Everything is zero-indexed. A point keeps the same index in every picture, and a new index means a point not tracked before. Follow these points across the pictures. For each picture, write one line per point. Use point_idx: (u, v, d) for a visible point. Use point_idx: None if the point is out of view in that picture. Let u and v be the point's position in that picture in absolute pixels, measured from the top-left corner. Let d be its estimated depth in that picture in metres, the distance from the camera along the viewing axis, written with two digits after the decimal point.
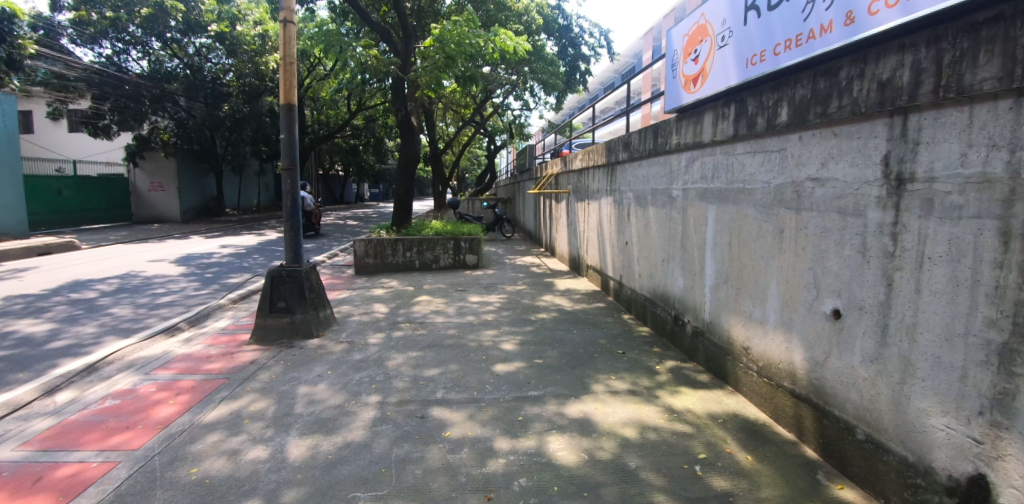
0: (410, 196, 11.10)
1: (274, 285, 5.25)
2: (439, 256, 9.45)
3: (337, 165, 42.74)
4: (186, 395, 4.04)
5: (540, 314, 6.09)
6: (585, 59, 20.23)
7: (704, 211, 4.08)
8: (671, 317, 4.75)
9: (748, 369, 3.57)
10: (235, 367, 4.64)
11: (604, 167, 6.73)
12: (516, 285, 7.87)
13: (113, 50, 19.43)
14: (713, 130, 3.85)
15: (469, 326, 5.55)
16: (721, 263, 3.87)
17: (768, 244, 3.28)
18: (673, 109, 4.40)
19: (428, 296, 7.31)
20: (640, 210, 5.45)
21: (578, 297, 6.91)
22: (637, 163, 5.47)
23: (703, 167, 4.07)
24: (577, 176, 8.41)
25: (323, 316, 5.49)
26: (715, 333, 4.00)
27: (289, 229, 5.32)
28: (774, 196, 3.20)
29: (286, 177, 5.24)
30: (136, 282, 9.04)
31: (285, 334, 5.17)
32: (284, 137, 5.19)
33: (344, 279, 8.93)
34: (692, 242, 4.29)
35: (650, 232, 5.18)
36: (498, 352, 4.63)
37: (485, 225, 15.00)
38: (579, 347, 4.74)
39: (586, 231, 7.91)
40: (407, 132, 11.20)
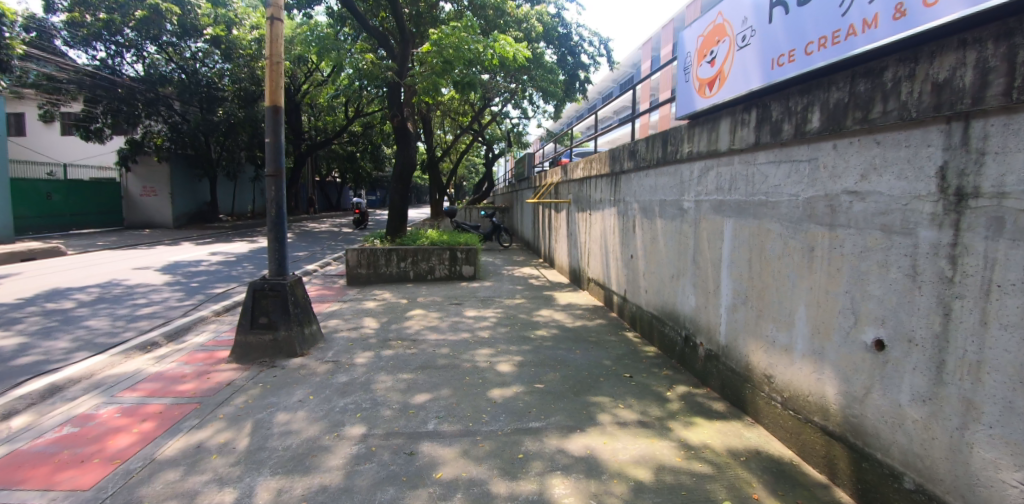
0: (405, 204, 10.77)
1: (256, 300, 4.89)
2: (434, 267, 9.11)
3: (334, 172, 42.43)
4: (151, 423, 3.71)
5: (540, 330, 5.74)
6: (584, 68, 20.01)
7: (719, 225, 3.77)
8: (681, 338, 4.43)
9: (770, 399, 3.24)
10: (209, 390, 4.28)
11: (608, 176, 6.42)
12: (514, 298, 7.53)
13: (107, 53, 19.14)
14: (730, 137, 3.55)
15: (464, 345, 5.21)
16: (738, 281, 3.55)
17: (794, 263, 2.97)
18: (685, 115, 4.11)
19: (422, 309, 6.95)
20: (647, 222, 5.14)
21: (580, 312, 6.57)
22: (644, 172, 5.17)
23: (718, 177, 3.77)
24: (578, 185, 8.09)
25: (309, 333, 5.13)
26: (731, 358, 3.68)
27: (273, 239, 4.98)
28: (803, 211, 2.89)
29: (271, 182, 4.93)
30: (118, 292, 8.65)
31: (266, 352, 4.82)
32: (270, 141, 4.87)
33: (335, 290, 8.56)
34: (704, 258, 3.98)
35: (657, 246, 4.88)
36: (495, 374, 4.28)
37: (482, 235, 14.68)
38: (582, 369, 4.39)
39: (588, 243, 7.59)
40: (403, 138, 10.85)
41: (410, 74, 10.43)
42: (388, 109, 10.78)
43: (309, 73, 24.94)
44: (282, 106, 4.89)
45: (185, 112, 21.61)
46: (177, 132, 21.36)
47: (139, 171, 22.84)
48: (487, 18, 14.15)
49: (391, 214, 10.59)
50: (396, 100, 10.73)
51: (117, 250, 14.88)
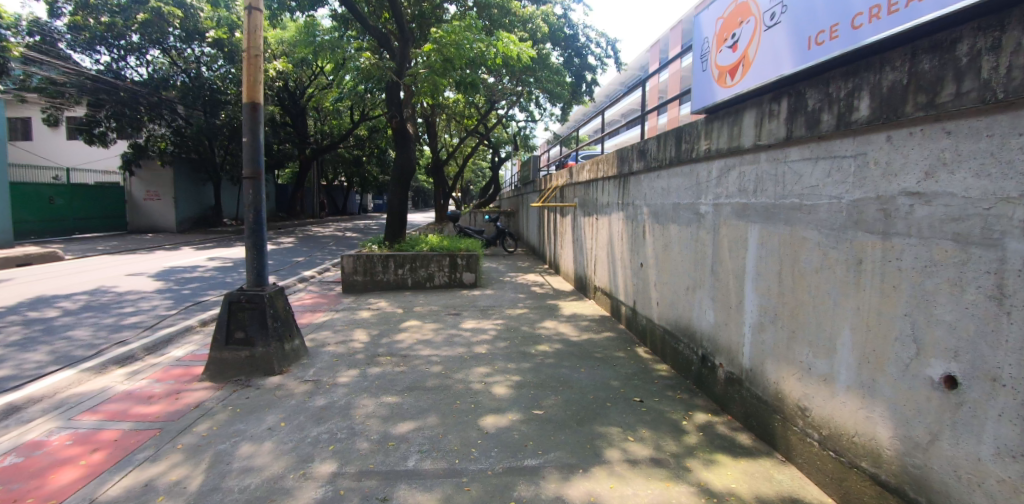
0: (405, 208, 10.34)
1: (231, 313, 4.48)
2: (434, 274, 8.69)
3: (341, 177, 42.35)
4: (102, 454, 3.31)
5: (542, 345, 5.30)
6: (591, 69, 19.57)
7: (742, 232, 3.31)
8: (697, 356, 4.00)
9: (804, 436, 2.79)
10: (174, 413, 3.88)
11: (615, 178, 5.99)
12: (516, 308, 7.08)
13: (112, 57, 19.07)
14: (755, 132, 3.11)
15: (459, 362, 4.77)
16: (765, 296, 3.10)
17: (837, 279, 2.52)
18: (703, 109, 3.67)
19: (418, 320, 6.52)
20: (658, 228, 4.70)
21: (585, 324, 6.12)
22: (656, 173, 4.72)
23: (740, 177, 3.33)
24: (585, 189, 7.63)
25: (291, 349, 4.70)
26: (757, 384, 3.23)
27: (252, 247, 4.57)
28: (849, 216, 2.44)
29: (249, 184, 4.51)
30: (107, 300, 8.03)
31: (242, 370, 4.41)
32: (247, 140, 4.46)
33: (329, 298, 8.16)
34: (725, 269, 3.53)
35: (670, 254, 4.44)
36: (489, 398, 3.85)
37: (486, 240, 14.29)
38: (587, 392, 3.94)
39: (594, 250, 7.16)
40: (402, 139, 10.37)
41: (410, 73, 10.00)
42: (387, 110, 10.35)
43: (314, 77, 24.67)
44: (261, 102, 4.50)
45: (190, 116, 21.40)
46: (181, 136, 21.19)
47: (144, 175, 22.73)
48: (492, 17, 13.74)
49: (389, 219, 10.17)
50: (396, 100, 10.30)
51: (116, 254, 14.61)
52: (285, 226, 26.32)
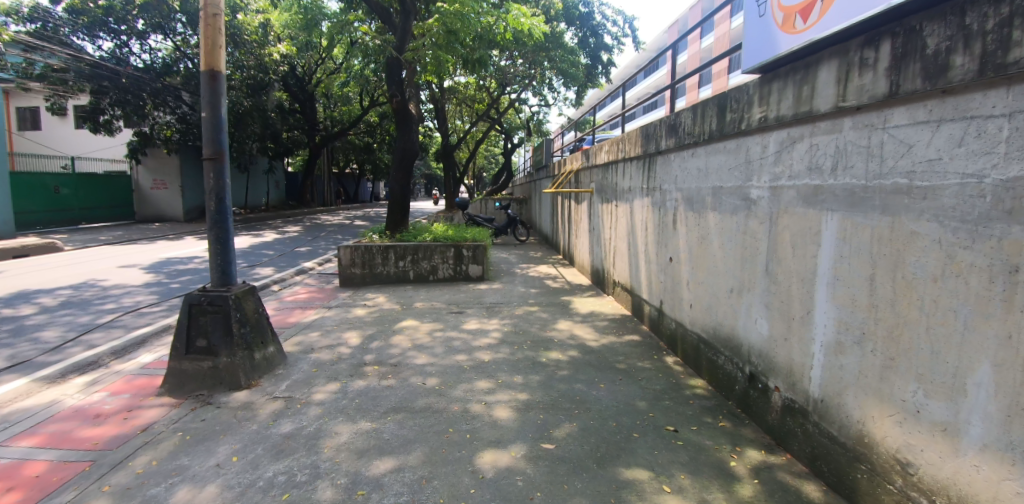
0: (408, 195, 9.58)
1: (191, 317, 3.83)
2: (437, 266, 7.99)
3: (353, 166, 41.90)
4: (11, 496, 2.70)
5: (553, 352, 4.57)
6: (607, 50, 18.62)
7: (813, 223, 2.58)
8: (743, 373, 3.31)
9: (905, 499, 2.09)
10: (117, 440, 3.27)
11: (638, 159, 5.23)
12: (525, 306, 6.34)
13: (115, 43, 18.61)
14: (838, 90, 2.36)
15: (456, 374, 4.05)
16: (846, 307, 2.37)
17: (970, 292, 1.79)
18: (758, 66, 2.91)
19: (415, 319, 5.82)
20: (692, 216, 3.96)
21: (603, 325, 5.39)
22: (690, 150, 3.97)
23: (811, 151, 2.59)
24: (603, 172, 6.86)
25: (263, 358, 4.03)
26: (831, 421, 2.51)
27: (214, 240, 3.89)
28: (993, 202, 1.70)
29: (209, 167, 3.80)
30: (89, 295, 7.41)
31: (204, 384, 3.77)
32: (206, 116, 3.76)
33: (326, 292, 7.54)
34: (784, 271, 2.81)
35: (708, 249, 3.70)
36: (489, 425, 3.17)
37: (497, 229, 13.60)
38: (608, 417, 3.25)
39: (613, 240, 6.43)
40: (404, 120, 9.52)
41: (411, 47, 9.10)
42: (387, 89, 9.48)
43: (322, 61, 23.92)
44: (222, 70, 3.79)
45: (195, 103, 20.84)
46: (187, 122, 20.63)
47: (150, 163, 22.34)
48: None
49: (391, 207, 9.44)
50: (397, 78, 9.43)
51: (117, 245, 14.20)
52: (293, 214, 25.84)
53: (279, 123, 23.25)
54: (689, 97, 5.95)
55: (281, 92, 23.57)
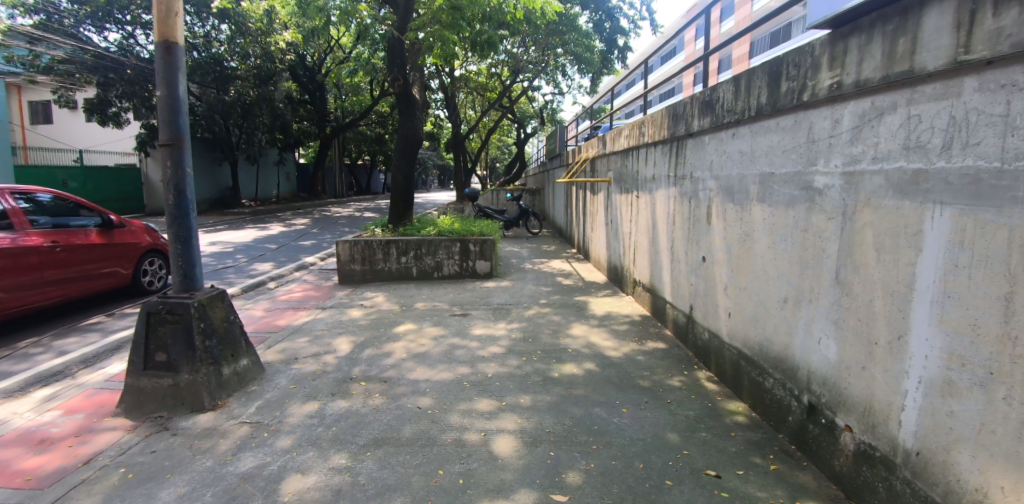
0: (411, 186, 9.01)
1: (150, 327, 3.32)
2: (442, 262, 7.42)
3: (364, 157, 41.50)
4: None
5: (567, 365, 3.92)
6: (624, 34, 17.73)
7: (912, 221, 1.97)
8: (799, 403, 2.72)
9: None
10: (54, 476, 2.65)
11: (664, 142, 4.58)
12: (536, 306, 5.69)
13: (121, 34, 18.22)
14: (956, 38, 1.74)
15: (453, 392, 3.43)
16: (962, 335, 1.77)
17: None
18: (829, 19, 2.26)
19: (412, 321, 5.20)
20: (731, 209, 3.35)
21: (624, 329, 4.77)
22: (729, 131, 3.35)
23: (909, 125, 1.97)
24: (622, 158, 6.21)
25: (233, 375, 3.47)
26: (931, 482, 1.93)
27: (173, 239, 3.33)
28: None
29: (166, 154, 3.26)
30: None
31: (164, 405, 3.24)
32: (160, 95, 3.22)
33: (323, 290, 7.04)
34: (865, 282, 2.21)
35: (753, 249, 3.09)
36: (490, 464, 2.58)
37: (508, 221, 13.00)
38: (637, 457, 2.64)
39: (632, 234, 5.81)
40: (406, 106, 8.93)
41: (413, 25, 8.45)
42: (389, 73, 8.88)
43: (330, 50, 23.40)
44: (179, 41, 3.25)
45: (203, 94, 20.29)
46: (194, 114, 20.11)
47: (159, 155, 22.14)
48: None
49: (394, 198, 8.90)
50: (398, 60, 8.79)
51: None
52: (303, 206, 25.51)
53: (290, 113, 22.77)
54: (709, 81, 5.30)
55: (289, 82, 23.11)
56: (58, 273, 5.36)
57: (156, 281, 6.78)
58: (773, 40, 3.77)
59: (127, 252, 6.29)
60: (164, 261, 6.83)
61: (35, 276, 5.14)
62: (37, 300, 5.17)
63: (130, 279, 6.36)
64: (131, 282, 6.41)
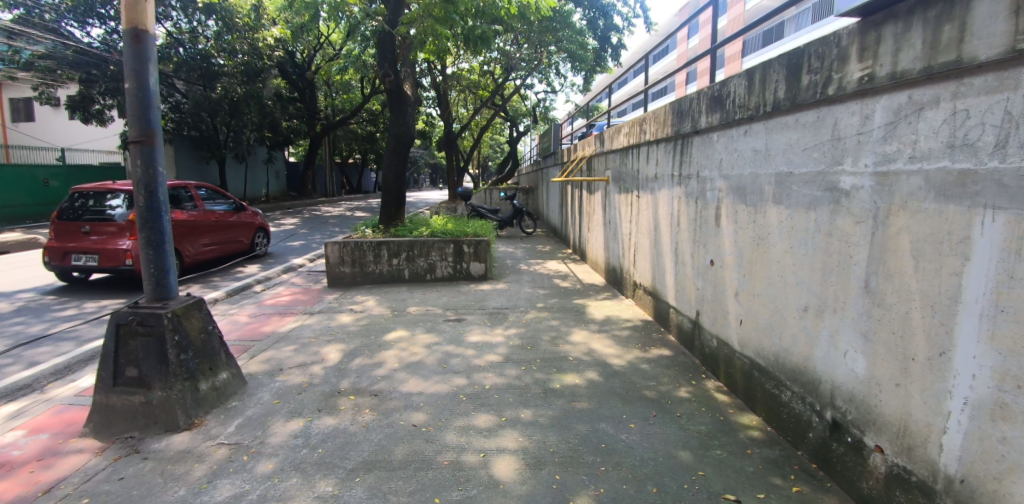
0: (403, 185, 8.77)
1: (120, 340, 3.09)
2: (435, 264, 7.19)
3: (355, 156, 41.01)
4: None
5: (568, 375, 3.71)
6: (618, 31, 17.54)
7: (959, 226, 1.78)
8: (821, 419, 2.54)
9: None
10: None
11: (667, 140, 4.39)
12: (533, 310, 5.48)
13: (105, 30, 17.73)
14: (1015, 24, 1.55)
15: (449, 406, 3.21)
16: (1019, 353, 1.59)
17: None
18: (857, 7, 2.07)
19: (404, 327, 4.96)
20: (743, 210, 3.17)
21: (626, 334, 4.58)
22: (739, 128, 3.17)
23: (953, 121, 1.79)
24: (621, 157, 6.01)
25: (211, 390, 3.24)
26: None
27: (144, 244, 3.09)
28: None
29: (136, 152, 3.02)
30: (51, 300, 6.70)
31: (135, 425, 3.01)
32: (129, 87, 2.98)
33: (312, 293, 6.79)
34: (899, 292, 2.03)
35: (768, 253, 2.90)
36: (490, 490, 2.37)
37: (502, 221, 12.77)
38: (647, 479, 2.45)
39: (632, 235, 5.62)
40: (397, 102, 8.67)
41: (404, 19, 8.16)
42: (378, 69, 8.62)
43: (320, 47, 22.96)
44: (151, 29, 3.01)
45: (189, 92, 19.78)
46: (180, 112, 19.64)
47: None
48: None
49: (385, 198, 8.65)
50: (388, 55, 8.54)
51: None
52: (292, 206, 25.09)
53: (278, 111, 22.34)
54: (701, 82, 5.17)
55: (278, 80, 22.71)
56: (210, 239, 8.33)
57: (264, 247, 9.94)
58: (765, 39, 3.62)
59: (246, 228, 9.39)
60: (267, 235, 9.93)
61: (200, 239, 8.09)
62: (209, 254, 8.36)
63: (248, 245, 9.48)
64: (250, 246, 9.47)
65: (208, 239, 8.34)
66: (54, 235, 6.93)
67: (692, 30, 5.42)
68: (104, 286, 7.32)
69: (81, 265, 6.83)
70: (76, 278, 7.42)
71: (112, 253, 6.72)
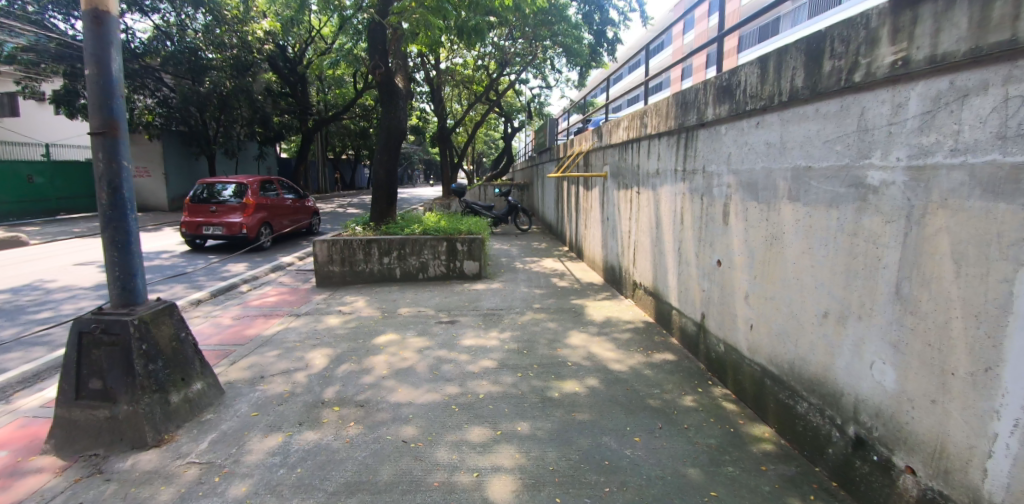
0: (394, 182, 8.53)
1: (82, 349, 2.86)
2: (427, 262, 6.96)
3: (348, 152, 40.54)
4: None
5: (567, 382, 3.50)
6: (614, 26, 17.26)
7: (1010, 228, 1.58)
8: (843, 434, 2.34)
9: None
10: None
11: (670, 133, 4.18)
12: (530, 311, 5.26)
13: None
14: None
15: (440, 419, 2.99)
16: None
17: None
18: None
19: (395, 330, 4.74)
20: (754, 207, 2.96)
21: (627, 337, 4.37)
22: (751, 120, 2.96)
23: (1006, 110, 1.59)
24: (620, 151, 5.80)
25: (183, 402, 3.02)
26: None
27: (108, 245, 2.85)
28: None
29: (97, 145, 2.78)
30: (27, 301, 6.42)
31: (100, 441, 2.78)
32: (89, 74, 2.73)
33: (299, 293, 6.55)
34: (937, 300, 1.83)
35: (783, 254, 2.71)
36: None
37: (497, 217, 12.53)
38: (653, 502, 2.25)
39: (631, 232, 5.42)
40: (389, 95, 8.41)
41: (395, 9, 7.86)
42: (369, 61, 8.37)
43: (311, 40, 22.53)
44: (114, 11, 2.76)
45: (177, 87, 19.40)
46: (168, 107, 19.26)
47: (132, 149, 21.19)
48: None
49: (375, 195, 8.40)
50: (379, 47, 8.29)
51: (88, 238, 13.16)
52: None
53: (269, 106, 21.93)
54: (695, 77, 4.97)
55: (268, 75, 22.27)
56: (286, 218, 11.20)
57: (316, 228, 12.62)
58: (761, 35, 3.48)
59: (305, 212, 12.13)
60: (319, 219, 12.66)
61: (280, 218, 10.97)
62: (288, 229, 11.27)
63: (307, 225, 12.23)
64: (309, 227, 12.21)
65: (285, 219, 11.11)
66: (189, 213, 9.94)
67: (687, 24, 5.19)
68: (220, 249, 10.33)
69: (210, 233, 9.82)
70: (198, 245, 10.39)
71: (234, 225, 9.75)
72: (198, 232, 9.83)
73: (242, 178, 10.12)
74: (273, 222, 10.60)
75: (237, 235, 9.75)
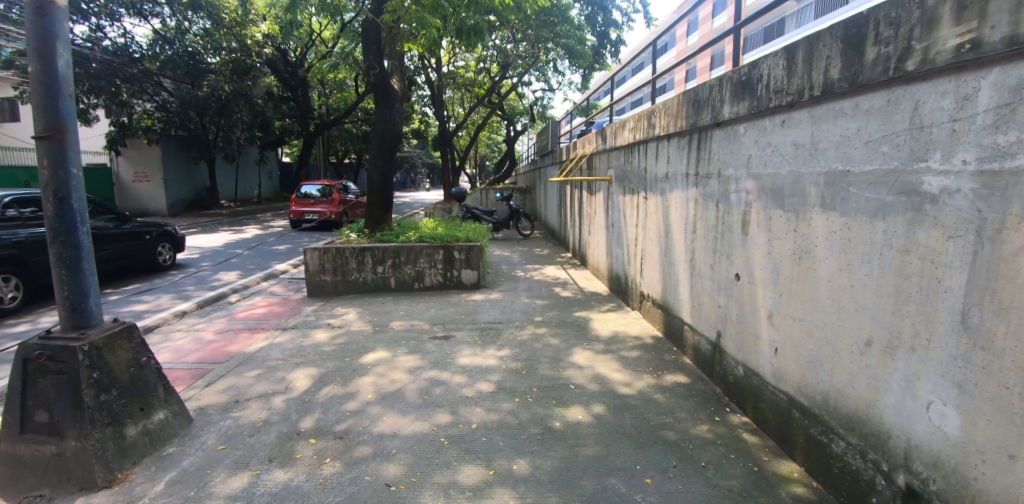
0: (388, 186, 8.23)
1: (26, 378, 2.55)
2: (423, 271, 6.65)
3: (350, 157, 40.35)
4: None
5: (571, 408, 3.17)
6: (617, 27, 16.93)
7: None
8: (890, 483, 2.01)
9: None
10: None
11: (681, 135, 3.85)
12: (530, 325, 4.94)
13: (89, 27, 16.56)
14: None
15: (428, 455, 2.66)
16: None
17: None
18: None
19: (385, 347, 4.41)
20: (779, 216, 2.63)
21: (635, 355, 4.04)
22: (776, 117, 2.64)
23: None
24: (626, 155, 5.48)
25: (142, 435, 2.69)
26: None
27: (55, 260, 2.55)
28: None
29: (41, 151, 2.48)
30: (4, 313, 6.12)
31: (43, 483, 2.46)
32: (31, 71, 2.43)
33: (289, 304, 6.24)
34: (1018, 334, 1.51)
35: (813, 269, 2.38)
36: None
37: (498, 222, 12.22)
38: None
39: (638, 240, 5.09)
40: (384, 96, 8.12)
41: (389, 7, 7.55)
42: (363, 62, 8.08)
43: (311, 44, 22.30)
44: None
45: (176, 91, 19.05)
46: (167, 111, 19.02)
47: (130, 154, 20.99)
48: None
49: (370, 200, 8.09)
50: (374, 46, 8.00)
51: None
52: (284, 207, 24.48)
53: (270, 110, 21.69)
54: (701, 78, 4.63)
55: (268, 79, 21.84)
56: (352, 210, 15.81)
57: None
58: (765, 36, 3.25)
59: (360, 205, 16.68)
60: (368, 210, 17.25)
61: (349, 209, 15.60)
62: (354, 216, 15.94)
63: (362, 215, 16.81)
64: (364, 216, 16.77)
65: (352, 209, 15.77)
66: (293, 205, 14.50)
67: (691, 25, 4.82)
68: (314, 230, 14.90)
69: (310, 218, 14.37)
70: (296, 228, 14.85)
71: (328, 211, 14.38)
72: (301, 217, 14.35)
73: (327, 181, 14.78)
74: (348, 211, 15.22)
75: (329, 218, 14.31)
